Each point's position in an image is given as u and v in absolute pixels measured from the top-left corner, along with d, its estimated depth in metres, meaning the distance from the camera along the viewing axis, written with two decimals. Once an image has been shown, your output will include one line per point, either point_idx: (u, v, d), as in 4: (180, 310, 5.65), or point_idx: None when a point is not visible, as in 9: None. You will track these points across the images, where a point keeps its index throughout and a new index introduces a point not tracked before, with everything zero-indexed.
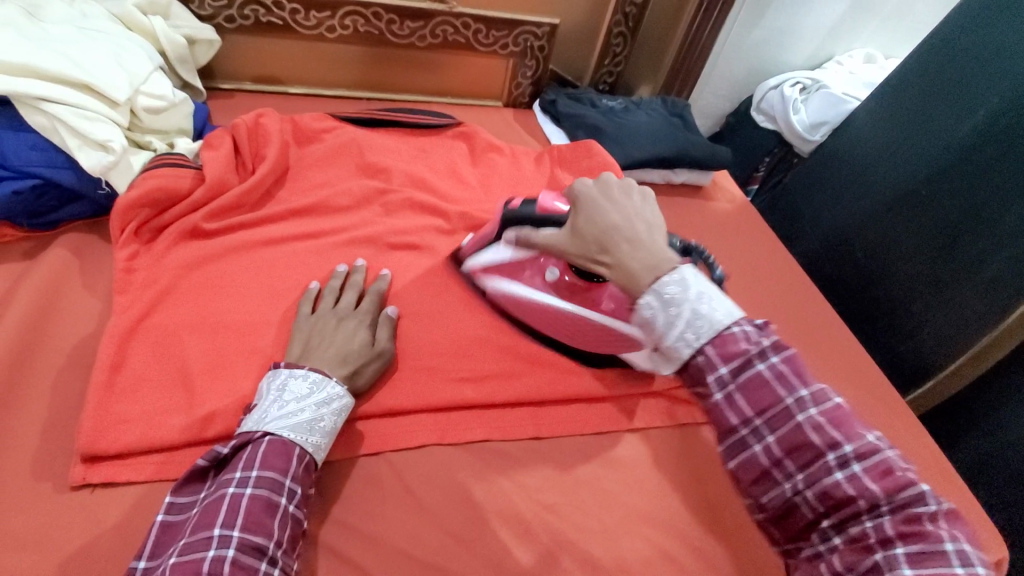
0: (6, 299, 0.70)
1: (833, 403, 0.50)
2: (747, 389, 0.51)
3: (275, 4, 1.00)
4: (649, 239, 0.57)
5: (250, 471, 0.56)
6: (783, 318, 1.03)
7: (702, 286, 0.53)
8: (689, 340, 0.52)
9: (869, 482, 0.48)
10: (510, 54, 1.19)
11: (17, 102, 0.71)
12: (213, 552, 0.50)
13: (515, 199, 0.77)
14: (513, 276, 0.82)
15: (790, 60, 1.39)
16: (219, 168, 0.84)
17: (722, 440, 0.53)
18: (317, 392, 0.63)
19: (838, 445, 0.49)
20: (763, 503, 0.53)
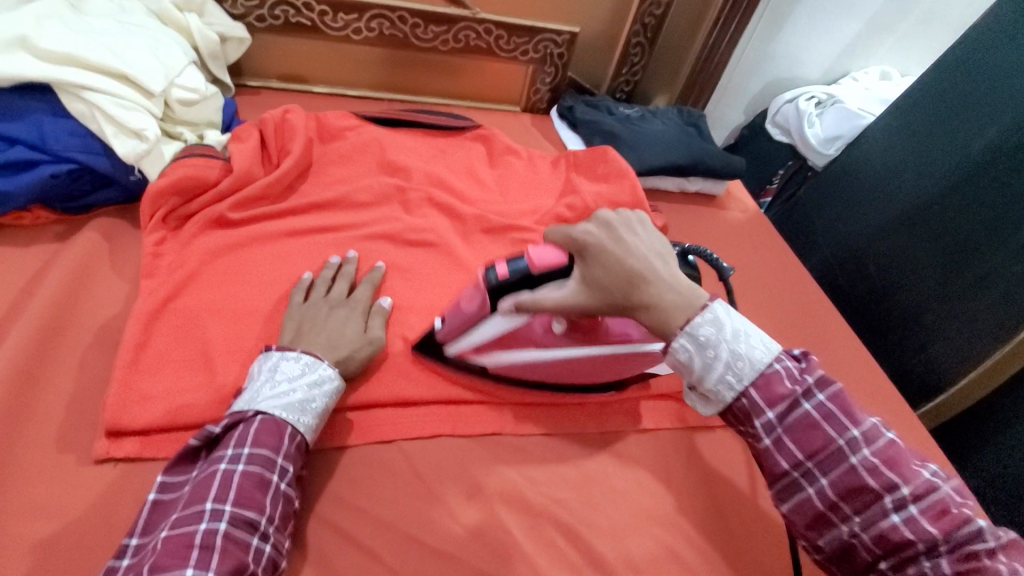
0: (39, 278, 0.73)
1: (885, 443, 0.54)
2: (796, 432, 0.56)
3: (305, 5, 1.03)
4: (670, 277, 0.61)
5: (241, 449, 0.57)
6: (793, 328, 1.04)
7: (735, 325, 0.58)
8: (730, 382, 0.57)
9: (926, 523, 0.51)
10: (530, 61, 1.22)
11: (59, 89, 0.74)
12: (205, 525, 0.52)
13: (495, 264, 0.63)
14: (511, 343, 0.71)
15: (806, 75, 1.40)
16: (246, 160, 0.87)
17: (775, 483, 0.57)
18: (309, 372, 0.64)
19: (895, 487, 0.52)
20: (820, 545, 0.57)
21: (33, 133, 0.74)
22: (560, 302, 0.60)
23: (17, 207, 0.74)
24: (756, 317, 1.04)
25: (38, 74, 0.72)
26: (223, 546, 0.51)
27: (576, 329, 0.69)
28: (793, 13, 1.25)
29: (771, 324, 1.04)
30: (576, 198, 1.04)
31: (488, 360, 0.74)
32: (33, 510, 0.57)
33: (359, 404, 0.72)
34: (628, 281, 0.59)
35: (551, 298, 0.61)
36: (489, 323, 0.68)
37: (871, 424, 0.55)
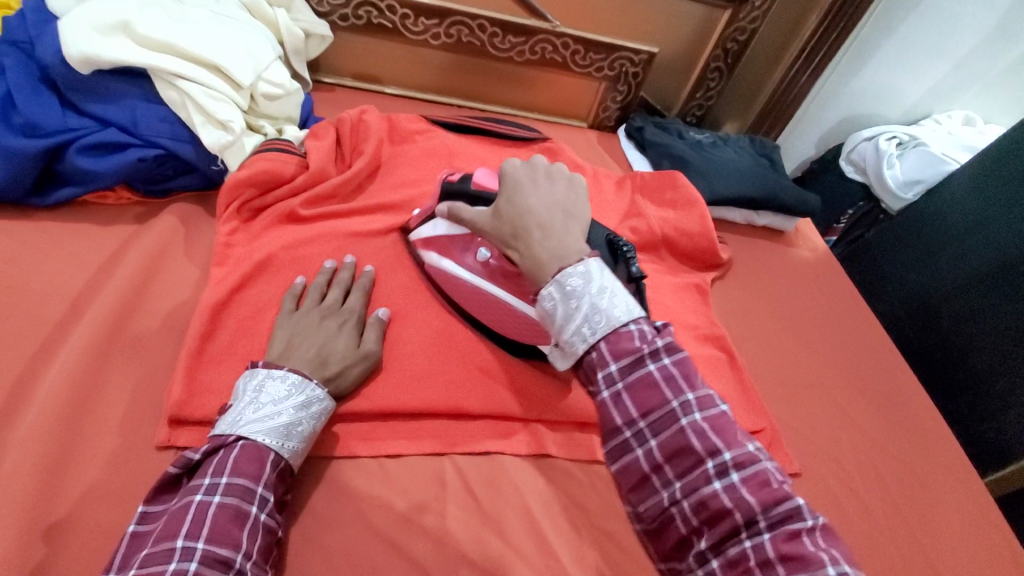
0: (116, 258, 0.74)
1: (716, 411, 0.52)
2: (635, 390, 0.52)
3: (388, 8, 1.04)
4: (562, 229, 0.58)
5: (219, 478, 0.54)
6: (859, 377, 0.99)
7: (606, 282, 0.54)
8: (584, 335, 0.53)
9: (746, 493, 0.48)
10: (603, 78, 1.20)
11: (155, 76, 0.76)
12: (174, 565, 0.48)
13: (454, 176, 0.77)
14: (445, 254, 0.77)
15: (885, 113, 1.34)
16: (322, 157, 0.87)
17: (608, 440, 0.54)
18: (296, 394, 0.61)
19: (717, 452, 0.50)
20: (643, 509, 0.54)
21: (126, 117, 0.75)
22: (469, 220, 0.66)
23: (102, 186, 0.76)
24: (820, 360, 0.99)
25: (138, 59, 0.73)
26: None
27: (497, 263, 0.72)
28: (881, 49, 1.21)
29: (836, 372, 0.98)
30: (640, 221, 1.02)
31: (426, 260, 0.80)
32: (99, 491, 0.58)
33: (415, 412, 0.71)
34: (519, 219, 0.59)
35: (463, 211, 0.67)
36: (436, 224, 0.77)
37: (709, 393, 0.53)
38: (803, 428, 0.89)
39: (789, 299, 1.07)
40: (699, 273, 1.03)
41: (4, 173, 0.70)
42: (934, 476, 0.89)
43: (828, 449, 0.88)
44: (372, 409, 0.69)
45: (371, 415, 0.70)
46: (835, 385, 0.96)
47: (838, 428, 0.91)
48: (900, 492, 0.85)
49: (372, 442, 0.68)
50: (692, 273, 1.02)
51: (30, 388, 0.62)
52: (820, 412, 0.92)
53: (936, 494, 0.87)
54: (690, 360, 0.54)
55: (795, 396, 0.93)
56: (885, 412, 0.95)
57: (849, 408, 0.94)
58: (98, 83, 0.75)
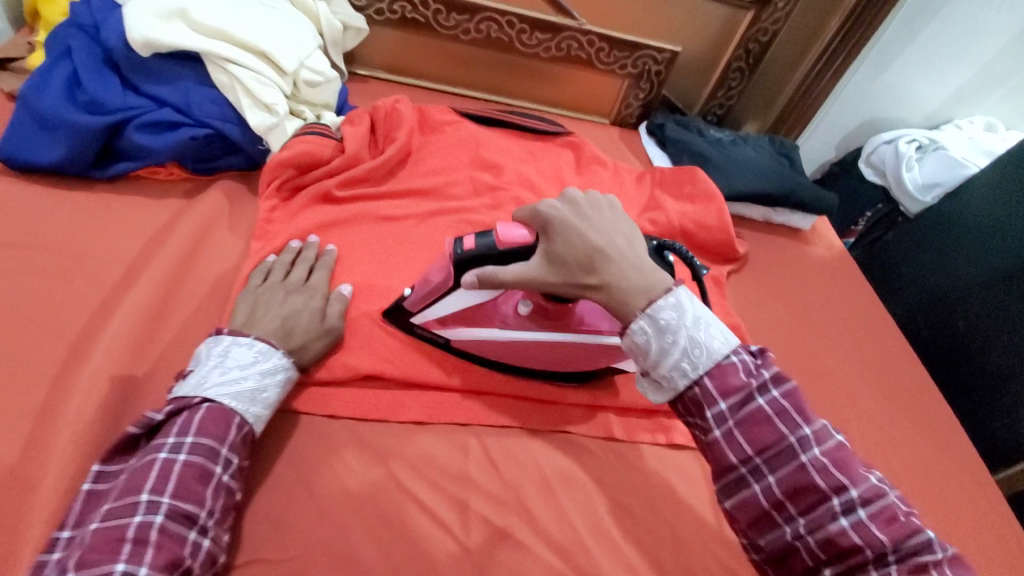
0: (166, 230, 0.79)
1: (834, 443, 0.52)
2: (747, 426, 0.53)
3: (422, 3, 1.09)
4: (636, 257, 0.59)
5: (184, 437, 0.55)
6: (871, 373, 1.00)
7: (698, 312, 0.56)
8: (684, 370, 0.54)
9: (876, 530, 0.48)
10: (627, 75, 1.23)
11: (208, 60, 0.81)
12: (140, 517, 0.50)
13: (462, 238, 0.63)
14: (479, 320, 0.72)
15: (907, 117, 1.35)
16: (357, 143, 0.92)
17: (720, 478, 0.55)
18: (262, 361, 0.63)
19: (842, 489, 0.50)
20: (761, 544, 0.54)
21: (180, 98, 0.81)
22: (518, 279, 0.60)
23: (156, 162, 0.82)
24: (833, 354, 1.01)
25: (194, 44, 0.79)
26: (157, 541, 0.50)
27: (538, 307, 0.70)
28: (902, 54, 1.23)
29: (849, 365, 1.00)
30: (660, 213, 1.05)
31: (454, 334, 0.73)
32: None
33: (439, 385, 0.74)
34: (589, 258, 0.58)
35: (506, 274, 0.61)
36: (462, 297, 0.68)
37: (822, 425, 0.53)
38: None
39: (804, 296, 1.08)
40: (716, 266, 1.05)
41: (69, 147, 0.77)
42: (943, 468, 0.91)
43: None
44: (400, 379, 0.73)
45: (398, 384, 0.73)
46: (847, 379, 0.98)
47: (849, 419, 0.93)
48: (908, 481, 0.87)
49: (398, 410, 0.71)
50: (709, 266, 1.05)
51: (90, 343, 0.67)
52: (832, 402, 0.94)
53: (945, 486, 0.89)
54: (799, 391, 0.54)
55: (808, 387, 0.95)
56: (896, 406, 0.96)
57: (861, 400, 0.96)
58: (156, 67, 0.81)
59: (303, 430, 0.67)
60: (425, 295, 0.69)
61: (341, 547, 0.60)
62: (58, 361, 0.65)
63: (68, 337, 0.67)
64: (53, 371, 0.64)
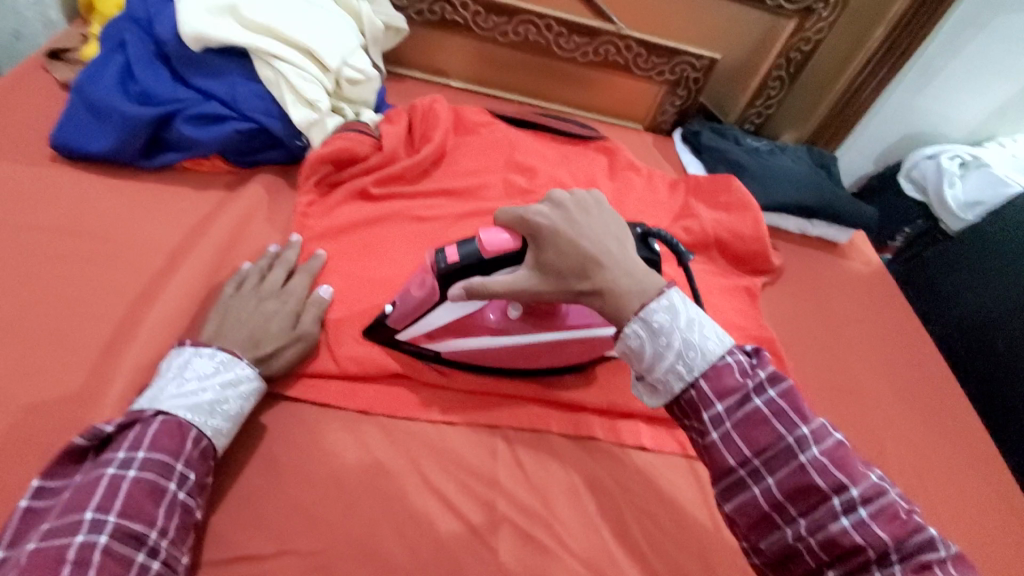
0: (208, 221, 0.80)
1: (832, 441, 0.50)
2: (744, 427, 0.52)
3: (461, 5, 1.10)
4: (625, 259, 0.58)
5: (135, 453, 0.54)
6: (909, 394, 0.97)
7: (692, 314, 0.55)
8: (680, 372, 0.53)
9: (878, 529, 0.46)
10: (663, 82, 1.22)
11: (255, 56, 0.83)
12: (83, 537, 0.49)
13: (444, 249, 0.62)
14: (467, 327, 0.69)
15: (949, 132, 1.32)
16: (394, 142, 0.93)
17: (719, 481, 0.53)
18: (223, 371, 0.62)
19: (843, 488, 0.48)
20: (762, 548, 0.52)
21: (226, 92, 0.83)
22: (509, 289, 0.59)
23: (200, 154, 0.83)
24: (869, 373, 0.98)
25: (243, 40, 0.81)
26: (100, 562, 0.48)
27: (532, 310, 0.68)
28: (948, 67, 1.20)
29: (884, 385, 0.97)
30: (693, 222, 1.03)
31: (442, 346, 0.71)
32: None
33: (469, 386, 0.73)
34: (580, 263, 0.57)
35: (496, 285, 0.60)
36: (445, 310, 0.66)
37: (820, 423, 0.51)
38: (848, 438, 0.88)
39: (840, 311, 1.06)
40: (749, 278, 1.03)
41: (119, 137, 0.79)
42: (982, 497, 0.87)
43: (875, 461, 0.87)
44: (430, 378, 0.73)
45: (427, 383, 0.73)
46: (883, 400, 0.95)
47: (885, 441, 0.90)
48: (945, 507, 0.84)
49: (428, 408, 0.71)
50: (742, 277, 1.03)
51: (132, 328, 0.68)
52: (867, 421, 0.91)
53: (984, 515, 0.85)
54: (797, 390, 0.52)
55: (842, 406, 0.92)
56: (934, 431, 0.93)
57: (897, 420, 0.93)
58: (206, 60, 0.83)
59: (338, 422, 0.68)
60: (407, 308, 0.67)
61: (369, 542, 0.60)
62: (104, 343, 0.67)
63: (113, 321, 0.69)
64: (99, 353, 0.66)
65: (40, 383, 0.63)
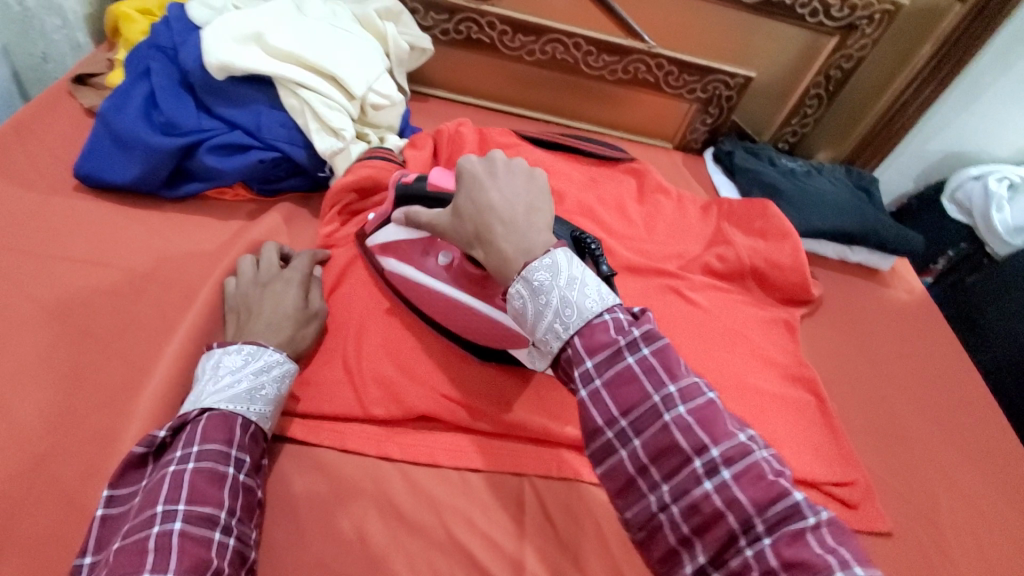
0: (227, 251, 0.78)
1: (703, 400, 0.45)
2: (613, 385, 0.46)
3: (488, 24, 1.08)
4: (525, 224, 0.53)
5: (190, 448, 0.55)
6: (957, 435, 0.91)
7: (576, 273, 0.49)
8: (557, 332, 0.48)
9: (740, 493, 0.42)
10: (695, 100, 1.18)
11: (279, 84, 0.81)
12: (157, 528, 0.49)
13: (409, 176, 0.71)
14: (405, 259, 0.74)
15: (997, 151, 1.25)
16: (420, 167, 0.90)
17: (586, 445, 0.47)
18: (253, 361, 0.61)
19: (705, 449, 0.44)
20: (627, 520, 0.46)
21: (250, 121, 0.81)
22: (428, 222, 0.62)
23: (223, 184, 0.82)
24: (914, 412, 0.93)
25: (267, 68, 0.79)
26: (180, 546, 0.49)
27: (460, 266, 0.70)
28: (994, 86, 1.14)
29: (932, 425, 0.92)
30: (728, 249, 0.99)
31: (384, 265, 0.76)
32: None
33: (493, 430, 0.70)
34: (477, 219, 0.54)
35: (422, 215, 0.63)
36: (393, 228, 0.73)
37: (692, 380, 0.46)
38: (893, 483, 0.83)
39: (883, 344, 1.00)
40: (786, 308, 0.99)
41: (143, 167, 0.78)
42: None
43: (923, 510, 0.81)
44: (454, 422, 0.70)
45: (451, 425, 0.70)
46: (930, 441, 0.89)
47: (933, 487, 0.84)
48: (1000, 562, 0.79)
49: (452, 454, 0.68)
50: (778, 308, 0.98)
51: (152, 366, 0.67)
52: (913, 466, 0.86)
53: None
54: (672, 346, 0.47)
55: (887, 448, 0.87)
56: (985, 476, 0.88)
57: (945, 466, 0.87)
58: (230, 89, 0.81)
59: (360, 470, 0.65)
60: (379, 216, 0.77)
61: None
62: (123, 383, 0.65)
63: (133, 359, 0.67)
64: (118, 393, 0.65)
65: (56, 424, 0.61)
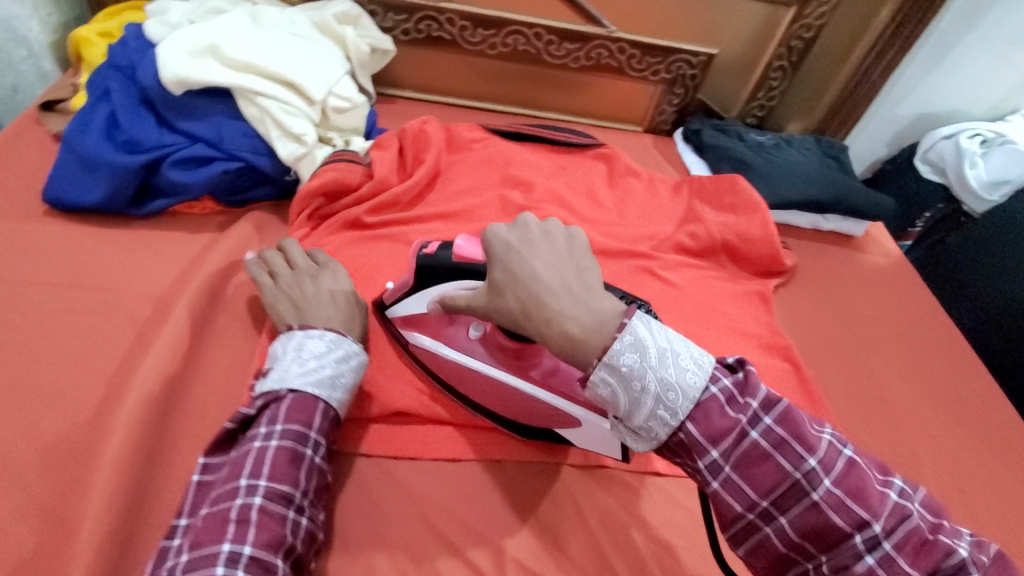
0: (196, 264, 0.79)
1: (842, 468, 0.44)
2: (747, 468, 0.45)
3: (448, 21, 1.08)
4: (583, 293, 0.50)
5: (275, 426, 0.58)
6: (936, 393, 0.92)
7: (663, 346, 0.48)
8: (662, 418, 0.47)
9: (905, 563, 0.42)
10: (660, 81, 1.19)
11: (238, 94, 0.82)
12: (241, 501, 0.53)
13: (429, 244, 0.65)
14: (434, 332, 0.70)
15: (967, 109, 1.26)
16: (386, 167, 0.91)
17: (728, 528, 0.47)
18: (335, 349, 0.65)
19: (864, 524, 0.43)
20: None
21: (212, 133, 0.82)
22: (465, 304, 0.58)
23: (191, 198, 0.83)
24: (893, 373, 0.94)
25: (223, 79, 0.80)
26: (261, 521, 0.53)
27: (496, 342, 0.66)
28: (962, 41, 1.14)
29: (911, 385, 0.93)
30: (699, 226, 1.00)
31: (411, 338, 0.72)
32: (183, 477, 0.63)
33: (468, 420, 0.71)
34: (529, 295, 0.51)
35: (458, 297, 0.59)
36: (419, 300, 0.68)
37: (826, 444, 0.46)
38: (873, 444, 0.85)
39: (860, 309, 1.01)
40: (760, 280, 1.00)
41: (109, 187, 0.79)
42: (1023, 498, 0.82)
43: (906, 468, 0.83)
44: (429, 416, 0.71)
45: (426, 417, 0.71)
46: (910, 401, 0.90)
47: (915, 445, 0.85)
48: (984, 513, 0.79)
49: (429, 446, 0.69)
50: (752, 280, 0.99)
51: (126, 381, 0.68)
52: (894, 426, 0.87)
53: None
54: (796, 410, 0.46)
55: (867, 410, 0.88)
56: (967, 431, 0.89)
57: (926, 423, 0.88)
58: (189, 103, 0.82)
59: (338, 468, 0.66)
60: (399, 288, 0.70)
61: None
62: (99, 399, 0.66)
63: (107, 376, 0.68)
64: (94, 410, 0.66)
65: (35, 444, 0.62)
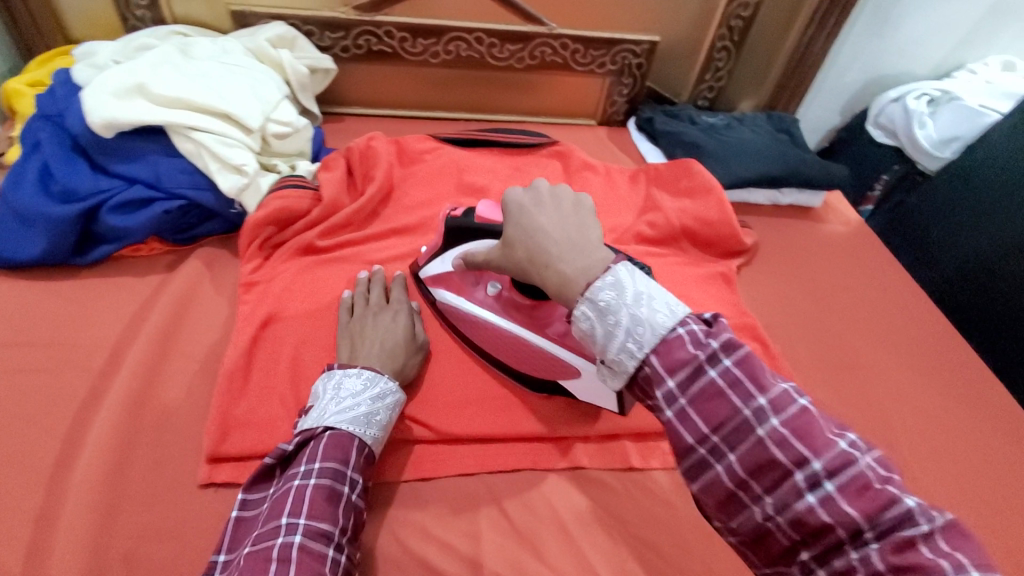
0: (147, 309, 0.78)
1: (796, 410, 0.42)
2: (700, 402, 0.43)
3: (387, 34, 1.07)
4: (580, 243, 0.52)
5: (313, 463, 0.57)
6: (905, 354, 0.93)
7: (641, 288, 0.47)
8: (631, 351, 0.46)
9: (846, 505, 0.39)
10: (607, 73, 1.19)
11: (171, 131, 0.81)
12: (282, 538, 0.51)
13: (456, 209, 0.73)
14: (457, 291, 0.76)
15: (912, 70, 1.27)
16: (334, 189, 0.90)
17: (679, 462, 0.45)
18: (371, 386, 0.64)
19: (805, 462, 0.41)
20: (733, 528, 0.45)
21: (151, 173, 0.81)
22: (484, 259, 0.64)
23: (135, 240, 0.81)
24: (862, 340, 0.94)
25: (152, 117, 0.79)
26: (300, 559, 0.50)
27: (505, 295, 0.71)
28: (900, 4, 1.15)
29: (880, 349, 0.93)
30: (658, 215, 1.00)
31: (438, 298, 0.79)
32: (147, 530, 0.61)
33: (436, 436, 0.71)
34: (531, 243, 0.54)
35: (478, 255, 0.67)
36: (443, 260, 0.75)
37: (782, 389, 0.43)
38: (848, 413, 0.85)
39: (824, 279, 1.02)
40: (723, 262, 1.00)
41: (48, 239, 0.77)
42: (996, 450, 0.83)
43: (880, 433, 0.83)
44: (397, 437, 0.70)
45: (393, 439, 0.70)
46: (880, 365, 0.91)
47: (888, 409, 0.86)
48: (960, 468, 0.80)
49: (400, 467, 0.68)
50: (715, 262, 1.00)
51: (81, 437, 0.66)
52: (867, 392, 0.88)
53: (1001, 469, 0.81)
54: (755, 355, 0.44)
55: (838, 379, 0.89)
56: (938, 389, 0.89)
57: (897, 386, 0.89)
58: (124, 145, 0.81)
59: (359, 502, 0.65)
60: (431, 249, 0.79)
61: None
62: (52, 460, 0.64)
63: (59, 434, 0.66)
64: (47, 472, 0.63)
65: None
